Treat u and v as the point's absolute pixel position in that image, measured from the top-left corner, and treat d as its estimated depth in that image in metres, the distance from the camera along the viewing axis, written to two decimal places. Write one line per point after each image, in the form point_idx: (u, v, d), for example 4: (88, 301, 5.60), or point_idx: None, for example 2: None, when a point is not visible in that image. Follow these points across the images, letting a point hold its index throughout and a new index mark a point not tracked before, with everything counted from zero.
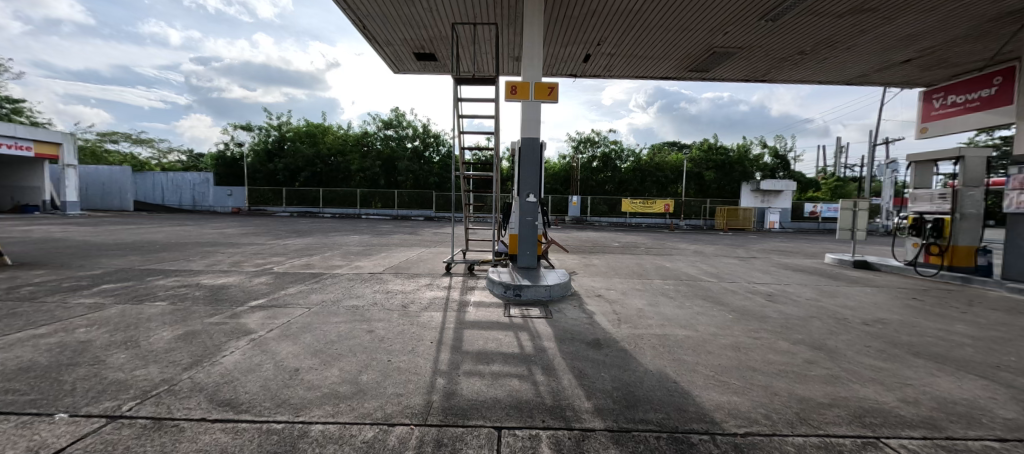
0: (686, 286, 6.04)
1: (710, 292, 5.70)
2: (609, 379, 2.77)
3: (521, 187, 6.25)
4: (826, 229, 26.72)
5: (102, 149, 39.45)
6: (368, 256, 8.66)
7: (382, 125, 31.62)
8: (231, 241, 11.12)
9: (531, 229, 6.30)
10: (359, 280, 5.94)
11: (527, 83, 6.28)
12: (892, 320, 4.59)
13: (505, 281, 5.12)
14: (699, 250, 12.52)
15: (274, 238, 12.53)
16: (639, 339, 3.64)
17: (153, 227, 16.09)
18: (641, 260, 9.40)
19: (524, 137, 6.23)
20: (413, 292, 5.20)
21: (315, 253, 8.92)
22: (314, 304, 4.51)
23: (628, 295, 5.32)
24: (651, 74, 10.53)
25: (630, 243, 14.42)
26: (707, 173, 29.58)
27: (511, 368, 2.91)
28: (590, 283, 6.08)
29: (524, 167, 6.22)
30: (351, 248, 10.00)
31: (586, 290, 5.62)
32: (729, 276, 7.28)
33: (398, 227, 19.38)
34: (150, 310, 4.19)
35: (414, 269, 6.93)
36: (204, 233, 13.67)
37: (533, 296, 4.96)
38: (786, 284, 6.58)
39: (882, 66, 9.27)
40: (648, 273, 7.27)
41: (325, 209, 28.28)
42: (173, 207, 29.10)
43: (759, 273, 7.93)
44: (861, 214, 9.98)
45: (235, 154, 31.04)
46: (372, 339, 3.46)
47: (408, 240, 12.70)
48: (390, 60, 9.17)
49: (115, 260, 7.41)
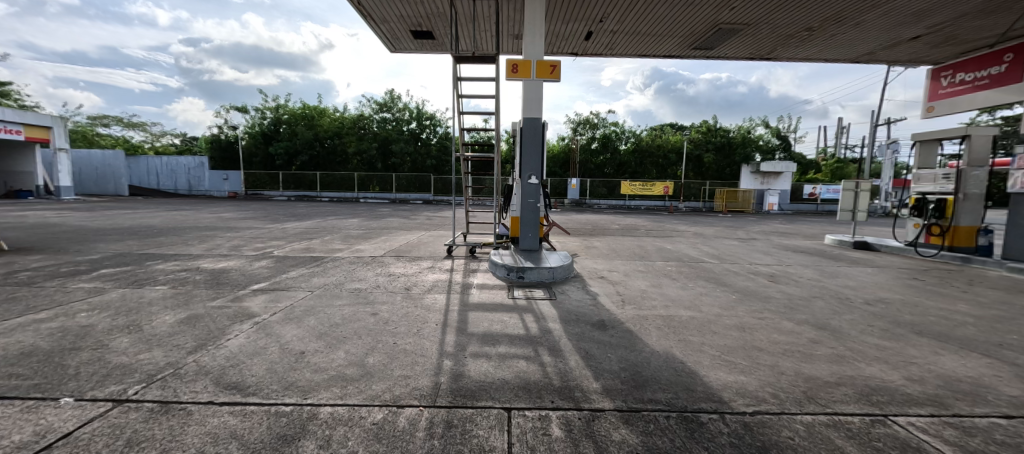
0: (689, 268, 6.02)
1: (713, 273, 5.69)
2: (615, 360, 2.77)
3: (522, 168, 6.13)
4: (825, 211, 26.78)
5: (92, 134, 38.79)
6: (368, 239, 8.61)
7: (377, 107, 31.04)
8: (230, 226, 11.05)
9: (533, 211, 6.23)
10: (360, 263, 5.89)
11: (529, 61, 6.08)
12: (894, 299, 4.62)
13: (508, 264, 5.09)
14: (699, 233, 12.53)
15: (274, 222, 12.46)
16: (644, 320, 3.64)
17: (151, 212, 15.99)
18: (642, 242, 9.40)
19: (524, 117, 6.10)
20: (416, 275, 5.18)
21: (315, 237, 8.87)
22: (316, 288, 4.47)
23: (631, 277, 5.31)
24: (654, 53, 10.26)
25: (630, 225, 14.43)
26: (707, 155, 29.36)
27: (518, 349, 2.91)
28: (592, 265, 6.07)
29: (526, 148, 6.10)
30: (351, 232, 9.94)
31: (589, 271, 5.60)
32: (730, 257, 7.27)
33: (397, 210, 19.30)
34: (150, 294, 4.15)
35: (415, 252, 6.90)
36: (203, 218, 13.58)
37: (536, 278, 4.94)
38: (788, 264, 6.60)
39: (891, 43, 9.03)
40: (650, 254, 7.26)
41: (322, 193, 28.09)
42: (169, 192, 28.81)
43: (760, 254, 7.94)
44: (862, 195, 9.92)
45: (229, 138, 30.54)
46: (377, 321, 3.45)
47: (408, 223, 12.65)
48: (386, 38, 8.89)
49: (113, 245, 7.34)
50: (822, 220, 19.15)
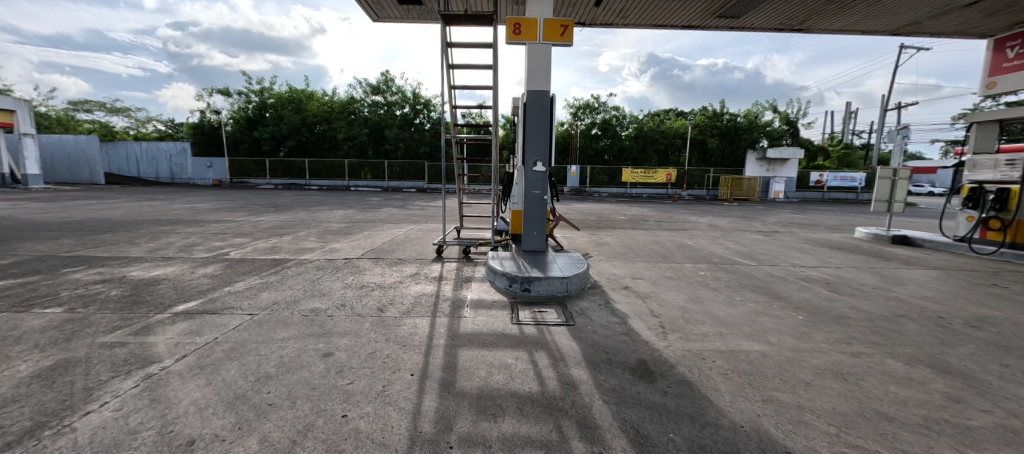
0: (726, 273, 5.02)
1: (757, 280, 4.69)
2: (687, 451, 1.76)
3: (526, 153, 5.07)
4: (831, 198, 25.96)
5: (69, 119, 36.89)
6: (347, 235, 7.51)
7: (368, 90, 29.56)
8: (198, 219, 9.89)
9: (538, 204, 5.17)
10: (328, 270, 4.81)
11: (534, 19, 4.94)
12: (996, 318, 3.66)
13: (510, 272, 4.08)
14: (713, 224, 11.56)
15: (249, 214, 11.29)
16: (700, 360, 2.64)
17: (120, 203, 14.73)
18: (658, 237, 8.41)
19: (529, 90, 5.00)
20: (394, 287, 4.13)
21: (287, 233, 7.76)
22: (260, 308, 3.41)
23: (662, 287, 4.31)
24: (670, 23, 9.10)
25: (637, 216, 13.43)
26: (712, 141, 28.25)
27: (534, 428, 1.88)
28: (610, 269, 5.05)
29: (531, 128, 5.03)
30: (330, 226, 8.83)
31: (609, 279, 4.58)
32: (765, 256, 6.29)
33: (387, 199, 18.21)
34: (30, 321, 3.08)
35: (398, 253, 5.83)
36: (172, 209, 12.38)
37: (543, 290, 3.94)
38: (836, 266, 5.64)
39: (941, 11, 7.91)
40: (672, 254, 6.25)
41: (311, 181, 26.85)
42: (150, 180, 27.30)
43: (794, 251, 6.99)
44: (901, 184, 8.90)
45: (211, 123, 28.92)
46: (328, 369, 2.41)
47: (397, 214, 11.56)
48: (366, 4, 7.68)
49: (41, 244, 6.19)
50: (833, 209, 18.32)
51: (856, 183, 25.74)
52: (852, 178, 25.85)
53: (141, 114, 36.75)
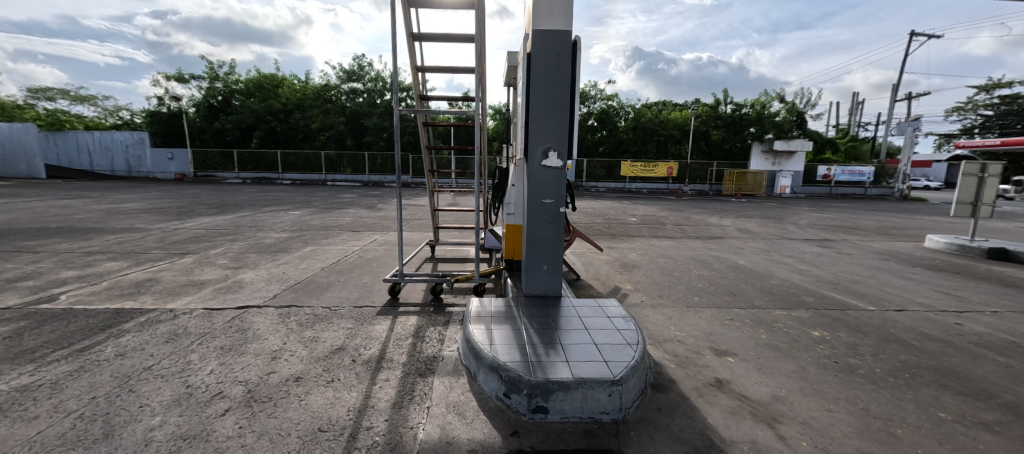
0: (855, 334, 3.08)
1: (928, 357, 2.74)
2: None
3: (532, 135, 3.06)
4: (838, 194, 24.44)
5: (14, 106, 33.25)
6: (276, 255, 5.42)
7: (344, 76, 27.02)
8: (100, 227, 7.60)
9: (552, 220, 3.17)
10: (184, 344, 2.70)
11: None
12: None
13: (506, 366, 2.09)
14: (743, 228, 9.72)
15: (177, 218, 9.02)
16: None
17: (35, 201, 12.18)
18: (695, 251, 6.49)
19: (537, 30, 2.95)
20: (276, 398, 2.08)
21: (195, 251, 5.60)
22: None
23: (787, 385, 2.32)
24: None
25: (649, 217, 11.56)
26: (716, 132, 26.44)
27: None
28: (671, 330, 3.06)
29: (539, 95, 3.02)
30: (266, 238, 6.70)
31: (680, 360, 2.60)
32: (868, 289, 4.41)
33: (361, 196, 15.97)
34: None
35: (331, 295, 3.77)
36: (86, 211, 9.96)
37: (572, 410, 1.96)
38: (986, 310, 3.78)
39: None
40: (738, 287, 4.34)
41: (284, 175, 24.53)
42: (102, 173, 24.25)
43: (891, 276, 5.12)
44: (991, 182, 7.09)
45: (170, 111, 25.95)
46: None
47: (365, 218, 9.45)
48: None
49: None
50: (852, 207, 16.70)
51: (864, 177, 24.25)
52: (861, 172, 24.25)
53: (106, 102, 33.53)
